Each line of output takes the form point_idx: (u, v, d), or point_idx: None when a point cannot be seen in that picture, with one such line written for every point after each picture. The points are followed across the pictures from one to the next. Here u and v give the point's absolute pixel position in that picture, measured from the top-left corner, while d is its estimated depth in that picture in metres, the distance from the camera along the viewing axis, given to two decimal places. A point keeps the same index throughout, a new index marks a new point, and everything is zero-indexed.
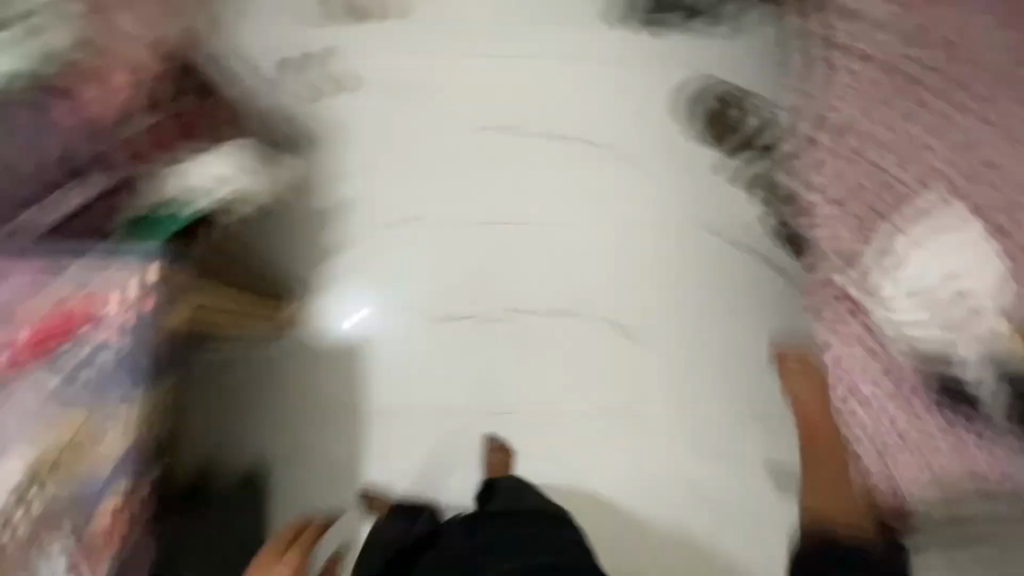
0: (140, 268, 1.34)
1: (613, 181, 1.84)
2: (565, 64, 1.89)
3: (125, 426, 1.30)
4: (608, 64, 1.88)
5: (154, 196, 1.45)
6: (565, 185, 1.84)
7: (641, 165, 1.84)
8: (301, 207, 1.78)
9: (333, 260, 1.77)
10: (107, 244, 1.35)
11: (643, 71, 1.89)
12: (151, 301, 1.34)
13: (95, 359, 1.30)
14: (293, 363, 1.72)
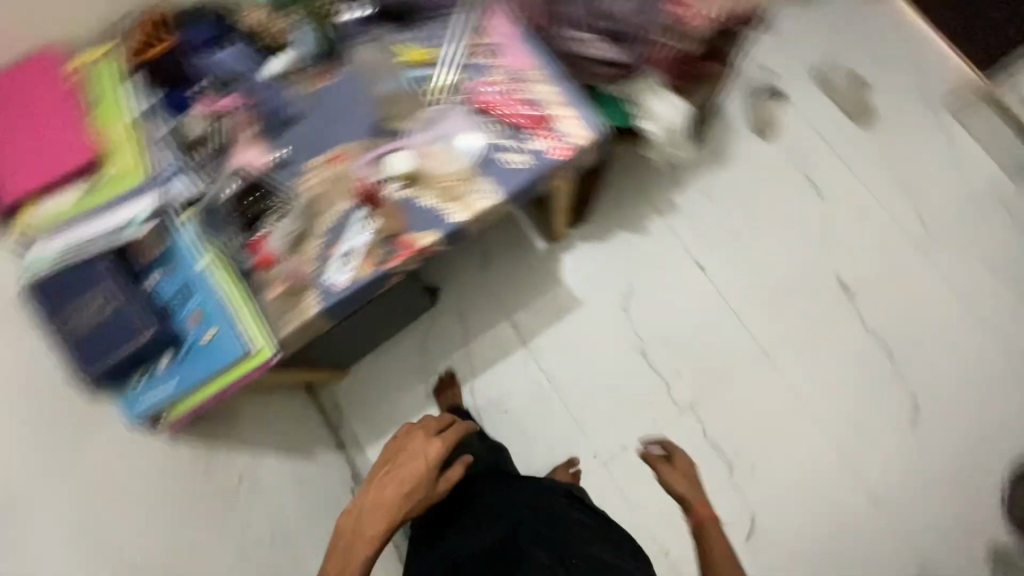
0: (357, 112, 1.12)
1: (837, 311, 1.67)
2: (863, 207, 1.74)
3: (227, 292, 1.02)
4: (897, 230, 1.71)
5: (388, 143, 1.10)
6: (821, 324, 1.67)
7: (911, 313, 1.66)
8: (517, 243, 1.75)
9: (541, 304, 1.71)
10: (336, 102, 1.13)
11: (930, 241, 1.70)
12: (377, 212, 1.08)
13: (193, 308, 1.01)
14: (407, 342, 1.69)
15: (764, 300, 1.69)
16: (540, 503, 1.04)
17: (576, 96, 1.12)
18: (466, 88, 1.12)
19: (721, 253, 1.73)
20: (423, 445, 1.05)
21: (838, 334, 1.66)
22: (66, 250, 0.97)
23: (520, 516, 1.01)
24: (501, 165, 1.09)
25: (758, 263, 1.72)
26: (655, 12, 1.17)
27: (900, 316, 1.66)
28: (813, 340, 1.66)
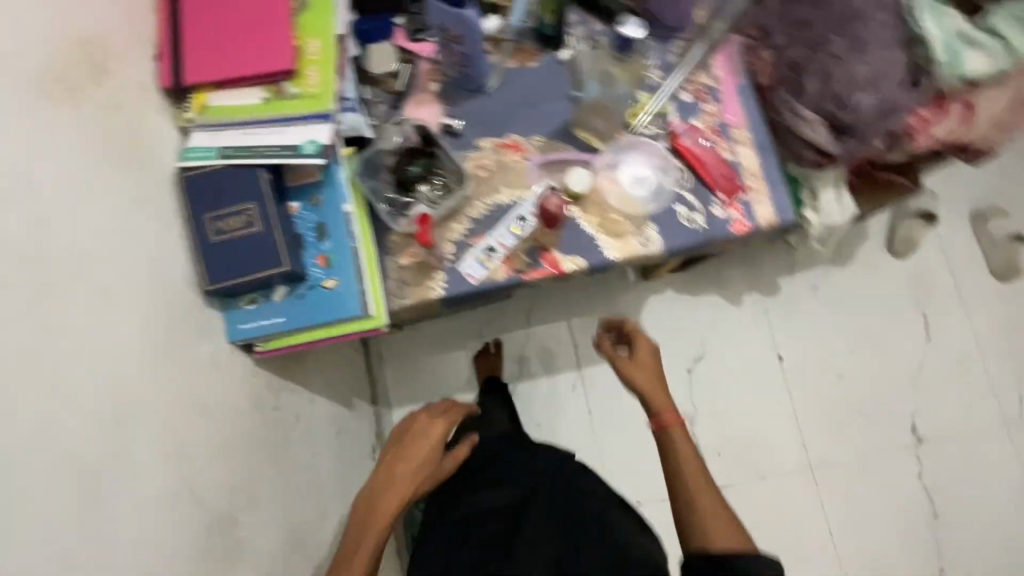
0: (553, 105, 1.05)
1: (898, 445, 1.78)
2: (965, 356, 1.81)
3: (358, 248, 0.97)
4: (984, 410, 1.78)
5: (570, 151, 1.02)
6: (873, 462, 1.77)
7: (968, 471, 1.75)
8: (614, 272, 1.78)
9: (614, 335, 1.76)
10: (532, 87, 1.05)
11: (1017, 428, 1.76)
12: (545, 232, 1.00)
13: (324, 251, 0.96)
14: (479, 321, 1.71)
15: (828, 420, 1.80)
16: (556, 477, 0.89)
17: (776, 174, 1.02)
18: (668, 124, 1.03)
19: (809, 355, 1.84)
20: (427, 433, 0.97)
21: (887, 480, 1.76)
22: (240, 155, 0.89)
23: (530, 481, 0.88)
24: (675, 218, 1.01)
25: (845, 375, 1.82)
26: (897, 118, 1.03)
27: (957, 468, 1.76)
28: (864, 457, 1.78)
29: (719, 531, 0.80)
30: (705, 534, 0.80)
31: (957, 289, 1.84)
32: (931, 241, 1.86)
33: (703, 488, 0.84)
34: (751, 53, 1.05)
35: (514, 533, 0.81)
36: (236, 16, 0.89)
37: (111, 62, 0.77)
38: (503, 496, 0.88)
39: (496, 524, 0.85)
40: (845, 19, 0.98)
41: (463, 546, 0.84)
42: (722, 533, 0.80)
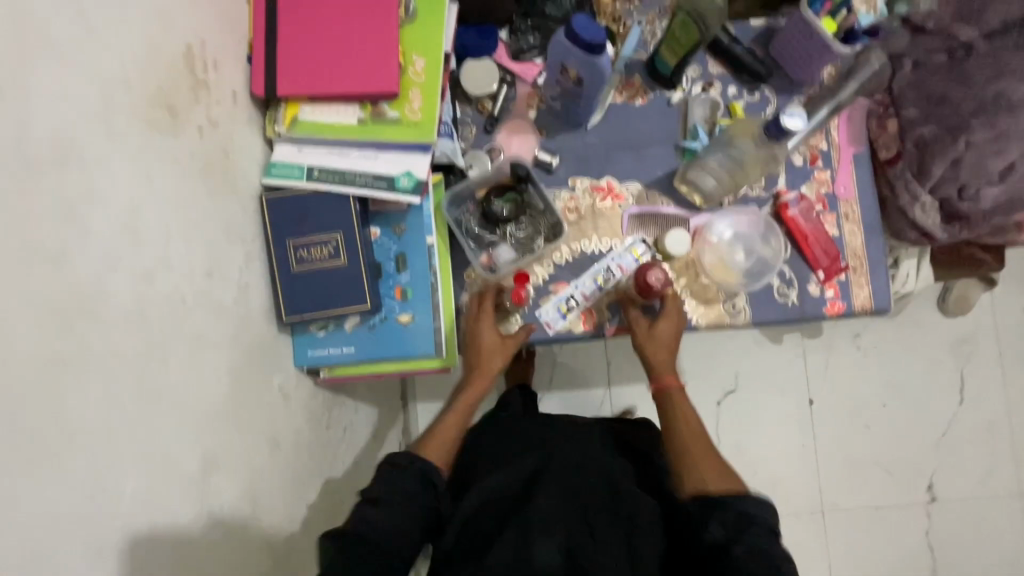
0: (655, 149, 0.98)
1: (909, 499, 1.68)
2: (994, 421, 1.70)
3: (438, 281, 0.92)
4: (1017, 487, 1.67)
5: (668, 206, 0.96)
6: (892, 521, 1.67)
7: (977, 539, 1.66)
8: None
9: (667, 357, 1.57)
10: (636, 129, 0.98)
11: None
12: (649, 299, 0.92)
13: (401, 283, 0.92)
14: None
15: (849, 470, 1.69)
16: (587, 450, 0.84)
17: (879, 258, 0.97)
18: (777, 190, 0.97)
19: (840, 403, 1.72)
20: (489, 317, 0.92)
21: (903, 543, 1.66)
22: (329, 179, 0.82)
23: (543, 455, 0.81)
24: (768, 291, 0.95)
25: (875, 428, 1.70)
26: (1017, 213, 0.98)
27: (967, 536, 1.66)
28: (876, 507, 1.67)
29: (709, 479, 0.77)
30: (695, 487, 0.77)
31: (1000, 355, 1.73)
32: (984, 303, 1.73)
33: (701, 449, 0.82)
34: (877, 120, 0.99)
35: (525, 504, 0.73)
36: (340, 27, 0.81)
37: (210, 72, 0.70)
38: (522, 462, 0.81)
39: (508, 492, 0.76)
40: (990, 105, 0.89)
41: (479, 513, 0.75)
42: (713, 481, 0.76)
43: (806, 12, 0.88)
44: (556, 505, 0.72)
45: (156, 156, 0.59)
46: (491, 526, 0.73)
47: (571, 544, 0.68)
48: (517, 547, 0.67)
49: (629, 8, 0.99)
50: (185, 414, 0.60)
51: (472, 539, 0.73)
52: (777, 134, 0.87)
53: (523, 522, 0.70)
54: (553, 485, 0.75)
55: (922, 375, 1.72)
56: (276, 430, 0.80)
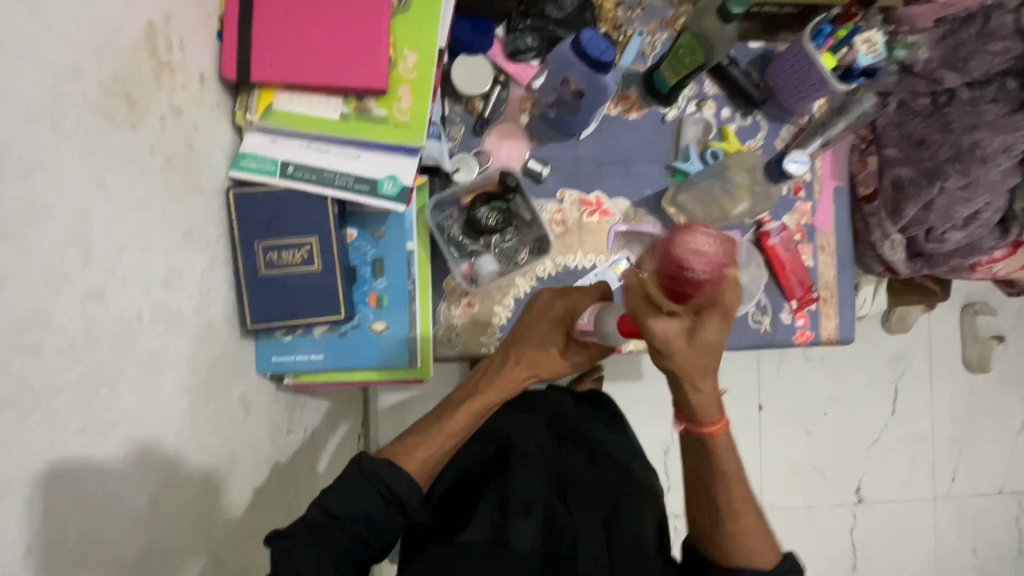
0: (646, 168, 0.96)
1: (838, 509, 1.65)
2: (919, 434, 1.69)
3: (416, 290, 0.88)
4: (949, 509, 1.69)
5: (652, 224, 0.95)
6: (833, 538, 1.64)
7: (896, 545, 1.66)
8: None
9: (631, 362, 1.51)
10: (628, 144, 0.96)
11: (974, 533, 1.70)
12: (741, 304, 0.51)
13: (377, 289, 0.87)
14: None
15: (797, 483, 1.64)
16: (558, 413, 0.86)
17: (848, 289, 1.00)
18: (760, 219, 0.97)
19: (799, 416, 1.66)
20: (558, 323, 0.75)
21: (841, 558, 1.64)
22: (305, 177, 0.76)
23: (512, 433, 0.81)
24: (744, 318, 0.96)
25: (827, 443, 1.66)
26: (973, 257, 1.03)
27: (882, 545, 1.66)
28: (808, 508, 1.64)
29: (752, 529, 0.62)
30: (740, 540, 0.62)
31: (930, 371, 1.71)
32: (922, 320, 1.70)
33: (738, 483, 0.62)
34: (858, 156, 1.03)
35: (503, 473, 0.76)
36: (326, 12, 0.74)
37: (174, 53, 0.62)
38: (486, 444, 0.82)
39: (480, 466, 0.80)
40: (965, 154, 0.91)
41: (460, 488, 0.78)
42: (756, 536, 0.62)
43: (809, 46, 0.87)
44: (533, 485, 0.74)
45: (111, 153, 0.52)
46: (472, 500, 0.76)
47: (548, 527, 0.70)
48: (496, 526, 0.71)
49: (630, 17, 0.96)
50: (140, 443, 0.54)
51: (450, 509, 0.76)
52: (780, 179, 0.92)
53: (504, 499, 0.73)
54: (532, 457, 0.77)
55: (879, 394, 1.68)
56: (239, 442, 0.75)
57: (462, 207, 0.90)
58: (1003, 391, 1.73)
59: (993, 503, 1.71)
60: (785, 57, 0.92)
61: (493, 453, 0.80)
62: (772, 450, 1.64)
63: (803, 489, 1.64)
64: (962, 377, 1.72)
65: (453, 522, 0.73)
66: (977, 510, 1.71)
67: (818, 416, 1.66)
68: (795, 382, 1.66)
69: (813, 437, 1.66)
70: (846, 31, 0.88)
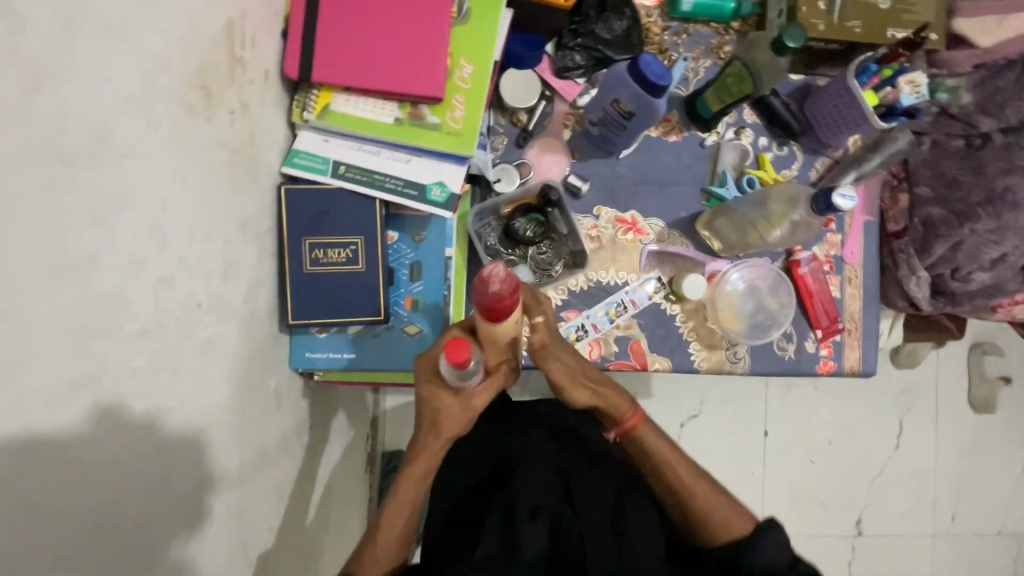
0: (682, 190, 0.97)
1: (838, 539, 1.65)
2: (923, 471, 1.70)
3: (451, 295, 0.89)
4: (948, 547, 1.69)
5: (685, 246, 0.97)
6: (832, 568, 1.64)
7: None
8: None
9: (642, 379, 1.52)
10: (666, 165, 0.97)
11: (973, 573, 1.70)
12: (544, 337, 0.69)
13: (413, 292, 0.87)
14: None
15: (800, 510, 1.64)
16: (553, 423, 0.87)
17: (873, 324, 1.01)
18: (792, 247, 0.98)
19: (804, 443, 1.66)
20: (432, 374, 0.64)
21: None
22: (355, 178, 0.77)
23: (510, 445, 0.82)
24: (770, 344, 0.97)
25: (831, 473, 1.66)
26: (995, 299, 1.04)
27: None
28: (809, 536, 1.64)
29: (713, 501, 0.68)
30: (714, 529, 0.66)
31: (936, 408, 1.72)
32: (930, 357, 1.72)
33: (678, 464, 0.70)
34: (890, 192, 1.02)
35: (507, 482, 0.75)
36: (389, 19, 0.76)
37: (246, 49, 0.63)
38: (483, 458, 0.84)
39: (481, 483, 0.79)
40: (998, 198, 0.94)
41: (463, 509, 0.78)
42: (719, 508, 0.67)
43: (854, 82, 0.90)
44: (538, 493, 0.72)
45: (189, 145, 0.53)
46: (476, 520, 0.73)
47: (556, 533, 0.68)
48: (506, 535, 0.68)
49: (676, 42, 0.98)
50: (189, 431, 0.55)
51: (459, 533, 0.73)
52: (823, 210, 0.84)
53: (512, 507, 0.70)
54: (533, 465, 0.77)
55: (885, 427, 1.69)
56: (270, 435, 0.76)
57: (491, 216, 0.91)
58: (1007, 434, 1.74)
59: (991, 543, 1.71)
60: (826, 92, 0.94)
61: (494, 465, 0.82)
62: (775, 476, 1.64)
63: (805, 517, 1.64)
64: (967, 417, 1.73)
65: (466, 540, 0.71)
66: (975, 552, 1.71)
67: (823, 445, 1.67)
68: (802, 409, 1.67)
69: (818, 465, 1.66)
70: (891, 71, 0.90)
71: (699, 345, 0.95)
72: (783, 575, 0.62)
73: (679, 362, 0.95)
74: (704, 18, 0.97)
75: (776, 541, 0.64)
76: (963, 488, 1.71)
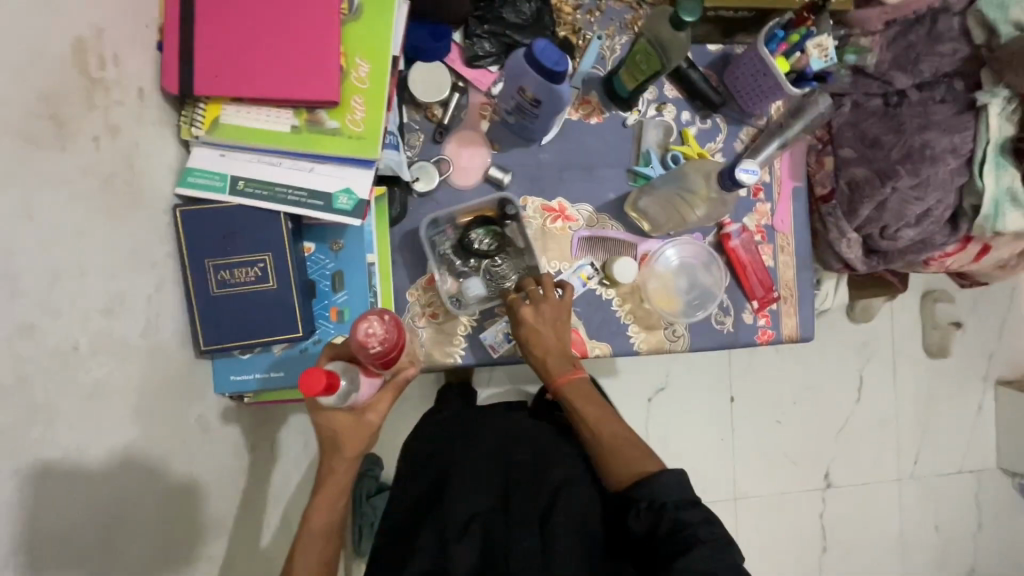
0: (608, 171, 0.96)
1: (807, 494, 1.70)
2: (884, 420, 1.75)
3: (378, 303, 0.87)
4: (912, 491, 1.76)
5: (619, 229, 0.95)
6: (803, 521, 1.69)
7: (862, 527, 1.72)
8: None
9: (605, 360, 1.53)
10: (590, 148, 0.95)
11: (937, 512, 1.77)
12: (530, 307, 0.84)
13: (338, 303, 0.85)
14: None
15: (769, 469, 1.68)
16: (504, 432, 0.88)
17: (808, 289, 1.01)
18: (722, 220, 0.98)
19: (769, 405, 1.70)
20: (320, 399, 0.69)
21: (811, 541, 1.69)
22: (255, 192, 0.73)
23: (451, 456, 0.87)
24: (707, 320, 0.97)
25: (797, 430, 1.70)
26: (926, 253, 1.05)
27: (849, 526, 1.71)
28: (779, 494, 1.68)
29: (632, 452, 0.76)
30: (627, 470, 0.75)
31: (893, 358, 1.76)
32: (884, 310, 1.75)
33: (601, 416, 0.81)
34: (815, 156, 1.03)
35: (442, 498, 0.81)
36: (273, 23, 0.72)
37: (108, 70, 0.59)
38: (426, 474, 0.88)
39: (423, 503, 0.85)
40: (917, 153, 0.94)
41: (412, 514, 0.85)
42: (633, 456, 0.76)
43: (764, 50, 0.89)
44: (472, 499, 0.80)
45: (38, 181, 0.50)
46: (414, 531, 0.82)
47: (486, 536, 0.76)
48: (438, 549, 0.76)
49: (589, 20, 0.95)
50: (79, 479, 0.53)
51: (403, 542, 0.82)
52: (729, 187, 0.86)
53: (443, 523, 0.78)
54: (469, 474, 0.83)
55: (845, 382, 1.73)
56: (199, 464, 0.75)
57: (444, 227, 0.89)
58: (962, 377, 1.79)
59: (952, 481, 1.78)
60: (741, 61, 0.93)
61: (433, 481, 0.86)
62: (743, 439, 1.68)
63: (774, 476, 1.68)
64: (923, 365, 1.77)
65: (405, 548, 0.81)
66: (938, 492, 1.77)
67: (787, 405, 1.70)
68: (764, 371, 1.69)
69: (784, 425, 1.70)
70: (798, 36, 0.90)
71: (642, 326, 0.94)
72: (683, 511, 0.67)
73: (618, 346, 0.94)
74: None
75: (678, 482, 0.70)
76: (924, 433, 1.77)
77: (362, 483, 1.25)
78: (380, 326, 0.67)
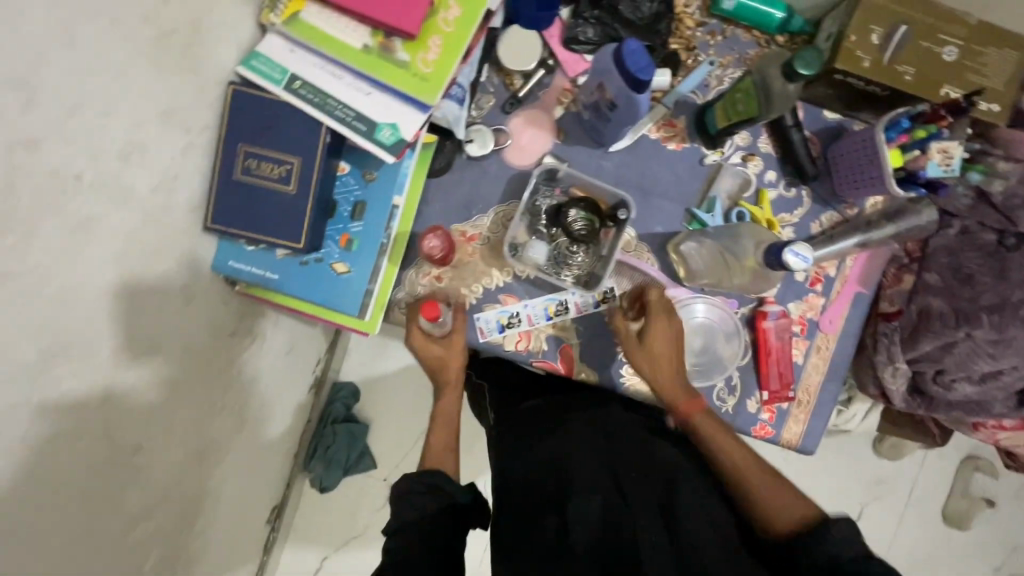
0: (666, 202, 0.89)
1: None
2: None
3: (388, 245, 0.85)
4: None
5: (656, 268, 0.88)
6: None
7: None
8: None
9: None
10: (655, 173, 0.89)
11: None
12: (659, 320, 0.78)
13: (350, 231, 0.84)
14: None
15: None
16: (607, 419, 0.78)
17: (829, 401, 0.91)
18: (764, 296, 0.90)
19: None
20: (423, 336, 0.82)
21: None
22: (307, 97, 0.73)
23: (559, 434, 0.75)
24: (708, 390, 0.89)
25: None
26: (978, 417, 0.93)
27: None
28: None
29: (778, 497, 0.65)
30: (771, 510, 0.64)
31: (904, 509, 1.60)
32: (914, 456, 1.59)
33: (734, 448, 0.71)
34: (895, 269, 0.91)
35: (561, 475, 0.69)
36: None
37: None
38: (533, 462, 0.73)
39: (539, 486, 0.70)
40: (1009, 308, 0.83)
41: (517, 517, 0.69)
42: (779, 498, 0.64)
43: (880, 135, 0.79)
44: (589, 478, 0.67)
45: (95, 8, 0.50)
46: (535, 507, 0.68)
47: (610, 517, 0.62)
48: (560, 524, 0.64)
49: (707, 41, 0.89)
50: (56, 304, 0.54)
51: (517, 514, 0.69)
52: (774, 265, 0.79)
53: (563, 496, 0.66)
54: (585, 456, 0.70)
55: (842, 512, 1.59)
56: (192, 333, 0.75)
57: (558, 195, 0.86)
58: (974, 560, 1.60)
59: None
60: (851, 139, 0.84)
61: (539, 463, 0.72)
62: None
63: None
64: (935, 529, 1.60)
65: (526, 521, 0.67)
66: None
67: None
68: None
69: None
70: (925, 133, 0.80)
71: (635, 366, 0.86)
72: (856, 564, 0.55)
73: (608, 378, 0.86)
74: (747, 22, 0.88)
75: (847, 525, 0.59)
76: None
77: (333, 408, 1.28)
78: (437, 238, 0.82)
